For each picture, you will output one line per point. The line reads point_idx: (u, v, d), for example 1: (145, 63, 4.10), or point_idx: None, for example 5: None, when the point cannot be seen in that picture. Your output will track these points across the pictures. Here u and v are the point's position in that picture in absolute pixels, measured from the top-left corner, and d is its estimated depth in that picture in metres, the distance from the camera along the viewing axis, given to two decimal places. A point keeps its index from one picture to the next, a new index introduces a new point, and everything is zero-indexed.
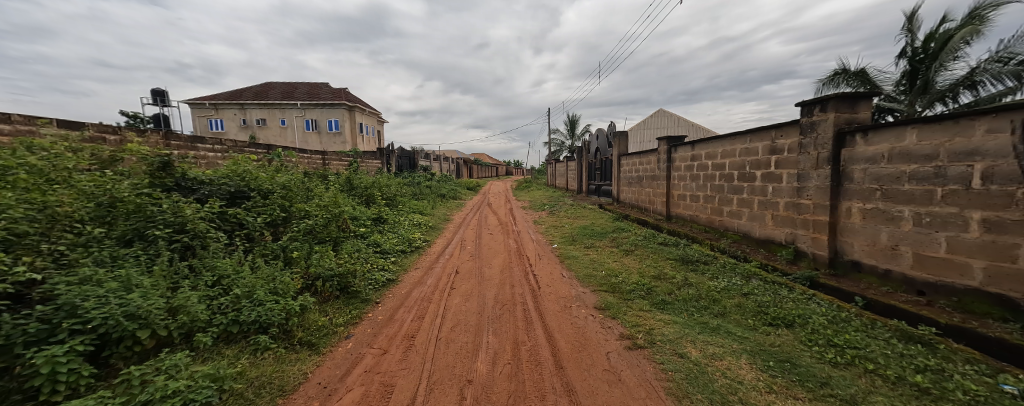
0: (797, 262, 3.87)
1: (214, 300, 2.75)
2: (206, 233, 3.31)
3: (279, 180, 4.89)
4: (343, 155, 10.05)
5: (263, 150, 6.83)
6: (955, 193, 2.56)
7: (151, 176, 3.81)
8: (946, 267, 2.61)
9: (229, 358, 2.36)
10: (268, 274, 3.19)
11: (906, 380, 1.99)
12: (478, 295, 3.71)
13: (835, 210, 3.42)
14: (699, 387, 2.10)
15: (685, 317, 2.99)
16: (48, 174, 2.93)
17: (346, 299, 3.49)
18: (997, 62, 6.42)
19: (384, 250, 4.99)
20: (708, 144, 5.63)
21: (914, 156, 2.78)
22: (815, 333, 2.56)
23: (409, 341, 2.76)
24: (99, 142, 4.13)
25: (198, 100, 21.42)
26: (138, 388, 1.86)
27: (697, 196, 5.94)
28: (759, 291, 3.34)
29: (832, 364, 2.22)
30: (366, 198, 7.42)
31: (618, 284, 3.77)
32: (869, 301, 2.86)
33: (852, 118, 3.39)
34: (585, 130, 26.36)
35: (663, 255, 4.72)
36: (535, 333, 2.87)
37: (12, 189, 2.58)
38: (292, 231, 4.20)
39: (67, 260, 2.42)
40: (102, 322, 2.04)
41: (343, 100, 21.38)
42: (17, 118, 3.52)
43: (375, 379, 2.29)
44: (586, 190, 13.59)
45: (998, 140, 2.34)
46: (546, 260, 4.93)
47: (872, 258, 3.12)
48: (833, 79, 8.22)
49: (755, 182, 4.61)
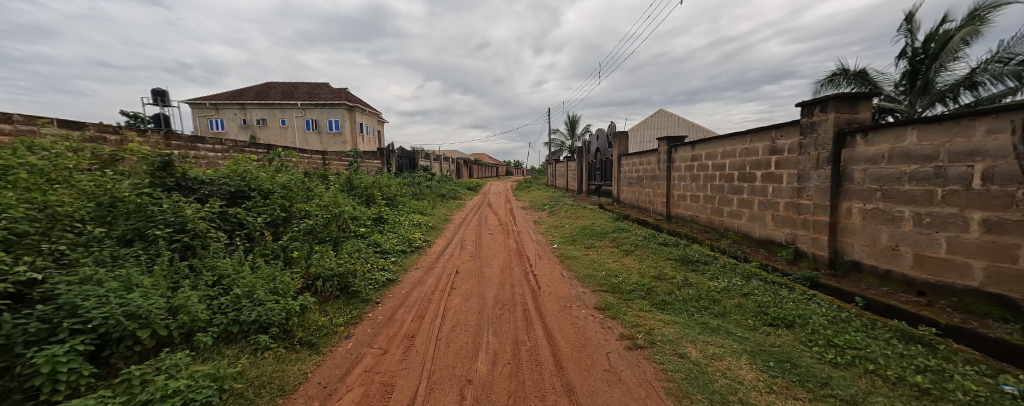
0: (798, 262, 3.88)
1: (214, 300, 2.76)
2: (206, 233, 3.31)
3: (279, 179, 4.90)
4: (343, 155, 10.06)
5: (263, 150, 6.83)
6: (955, 193, 2.55)
7: (151, 176, 3.81)
8: (947, 267, 2.61)
9: (230, 358, 2.36)
10: (269, 274, 3.19)
11: (907, 381, 1.99)
12: (478, 295, 3.71)
13: (835, 210, 3.43)
14: (699, 387, 2.10)
15: (686, 318, 2.99)
16: (49, 175, 2.93)
17: (346, 299, 3.50)
18: (997, 62, 6.40)
19: (384, 250, 4.99)
20: (708, 144, 5.63)
21: (914, 156, 2.78)
22: (816, 333, 2.56)
23: (409, 341, 2.76)
24: (100, 142, 4.13)
25: (199, 100, 21.44)
26: (138, 388, 1.86)
27: (697, 197, 5.94)
28: (759, 291, 3.34)
29: (832, 365, 2.22)
30: (367, 198, 7.43)
31: (618, 285, 3.77)
32: (869, 301, 2.86)
33: (852, 118, 3.39)
34: (585, 130, 26.36)
35: (663, 255, 4.72)
36: (536, 333, 2.87)
37: (13, 189, 2.58)
38: (292, 231, 4.20)
39: (68, 260, 2.43)
40: (102, 322, 2.05)
41: (343, 100, 21.39)
42: (18, 118, 3.52)
43: (375, 379, 2.29)
44: (586, 190, 13.59)
45: (998, 140, 2.34)
46: (547, 260, 4.94)
47: (872, 258, 3.12)
48: (832, 79, 8.21)
49: (755, 182, 4.60)
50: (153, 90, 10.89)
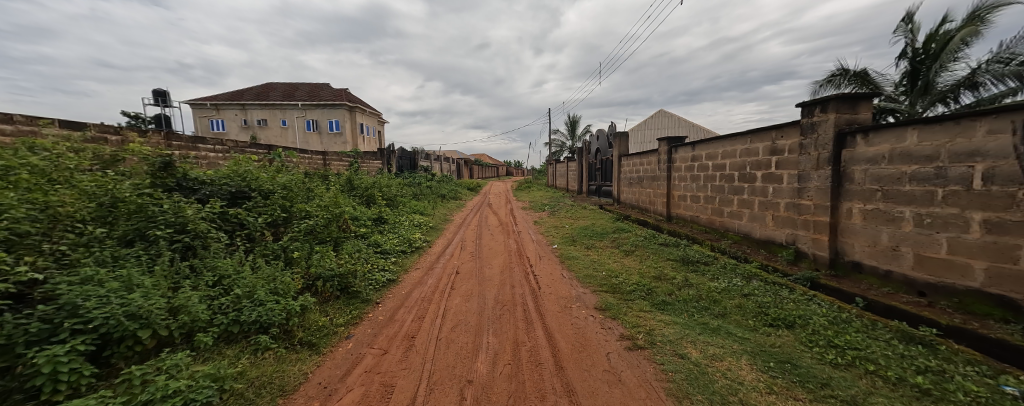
0: (798, 263, 3.87)
1: (215, 300, 2.76)
2: (206, 233, 3.32)
3: (280, 180, 4.91)
4: (344, 155, 10.07)
5: (263, 150, 6.85)
6: (956, 193, 2.55)
7: (152, 176, 3.82)
8: (947, 268, 2.61)
9: (230, 358, 2.36)
10: (269, 274, 3.19)
11: (907, 382, 1.98)
12: (478, 295, 3.72)
13: (836, 210, 3.43)
14: (699, 388, 2.10)
15: (686, 318, 2.99)
16: (50, 175, 2.93)
17: (346, 299, 3.50)
18: (998, 63, 6.39)
19: (385, 251, 5.00)
20: (708, 145, 5.63)
21: (915, 157, 2.78)
22: (816, 334, 2.56)
23: (409, 341, 2.77)
24: (101, 142, 4.14)
25: (200, 100, 21.51)
26: (139, 388, 1.86)
27: (697, 197, 5.94)
28: (760, 292, 3.34)
29: (832, 365, 2.22)
30: (367, 198, 7.44)
31: (619, 285, 3.77)
32: (869, 302, 2.86)
33: (853, 118, 3.38)
34: (585, 130, 26.37)
35: (663, 255, 4.72)
36: (536, 333, 2.87)
37: (15, 189, 2.59)
38: (292, 232, 4.20)
39: (68, 260, 2.43)
40: (103, 322, 2.05)
41: (344, 100, 21.41)
42: (19, 119, 3.54)
43: (375, 380, 2.29)
44: (586, 191, 13.60)
45: (999, 141, 2.34)
46: (547, 260, 4.93)
47: (873, 259, 3.12)
48: (832, 79, 8.20)
49: (755, 182, 4.60)
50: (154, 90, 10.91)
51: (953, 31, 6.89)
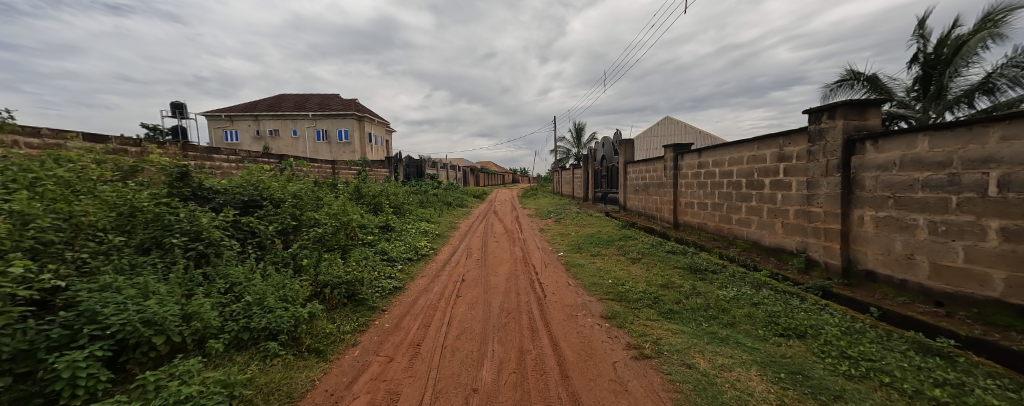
0: (810, 271, 3.81)
1: (226, 307, 2.83)
2: (219, 241, 3.42)
3: (291, 189, 5.03)
4: (353, 164, 10.24)
5: (274, 160, 7.01)
6: (971, 200, 2.50)
7: (170, 186, 3.95)
8: (964, 277, 2.55)
9: (239, 365, 2.39)
10: (277, 282, 3.24)
11: (924, 395, 1.93)
12: (483, 302, 3.73)
13: (847, 218, 3.38)
14: (708, 399, 2.07)
15: (694, 328, 2.95)
16: (74, 186, 3.06)
17: (353, 306, 3.54)
18: (1014, 67, 6.30)
19: (392, 258, 5.06)
20: (715, 151, 5.58)
21: (926, 163, 2.73)
22: (828, 344, 2.51)
23: (415, 348, 2.79)
24: (121, 153, 4.30)
25: (214, 112, 22.09)
26: (152, 394, 1.90)
27: (704, 204, 5.88)
28: (770, 301, 3.28)
29: (846, 377, 2.17)
30: (373, 207, 7.52)
31: (625, 293, 3.75)
32: (884, 311, 2.80)
33: (861, 125, 3.36)
34: (590, 137, 26.50)
35: (670, 263, 4.68)
36: (541, 342, 2.86)
37: (41, 199, 2.68)
38: (302, 239, 4.29)
39: (89, 268, 2.52)
40: (119, 329, 2.11)
41: (354, 110, 21.83)
42: (45, 132, 3.72)
43: (381, 387, 2.31)
44: (591, 198, 13.56)
45: (1013, 147, 2.29)
46: (552, 268, 4.92)
47: (886, 267, 3.05)
48: (843, 83, 8.14)
49: (764, 189, 4.56)
50: (171, 103, 11.41)
51: (964, 37, 6.80)
